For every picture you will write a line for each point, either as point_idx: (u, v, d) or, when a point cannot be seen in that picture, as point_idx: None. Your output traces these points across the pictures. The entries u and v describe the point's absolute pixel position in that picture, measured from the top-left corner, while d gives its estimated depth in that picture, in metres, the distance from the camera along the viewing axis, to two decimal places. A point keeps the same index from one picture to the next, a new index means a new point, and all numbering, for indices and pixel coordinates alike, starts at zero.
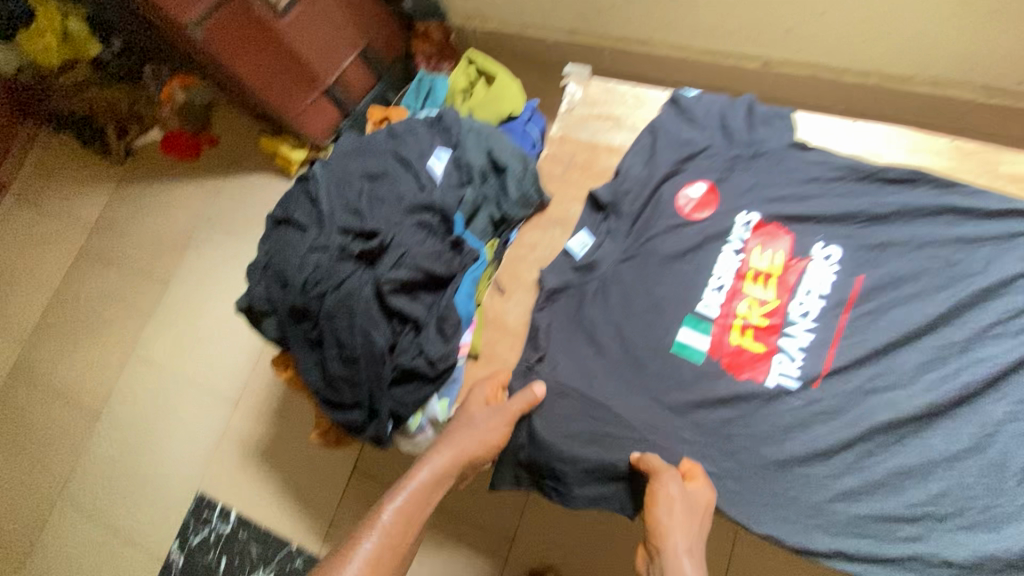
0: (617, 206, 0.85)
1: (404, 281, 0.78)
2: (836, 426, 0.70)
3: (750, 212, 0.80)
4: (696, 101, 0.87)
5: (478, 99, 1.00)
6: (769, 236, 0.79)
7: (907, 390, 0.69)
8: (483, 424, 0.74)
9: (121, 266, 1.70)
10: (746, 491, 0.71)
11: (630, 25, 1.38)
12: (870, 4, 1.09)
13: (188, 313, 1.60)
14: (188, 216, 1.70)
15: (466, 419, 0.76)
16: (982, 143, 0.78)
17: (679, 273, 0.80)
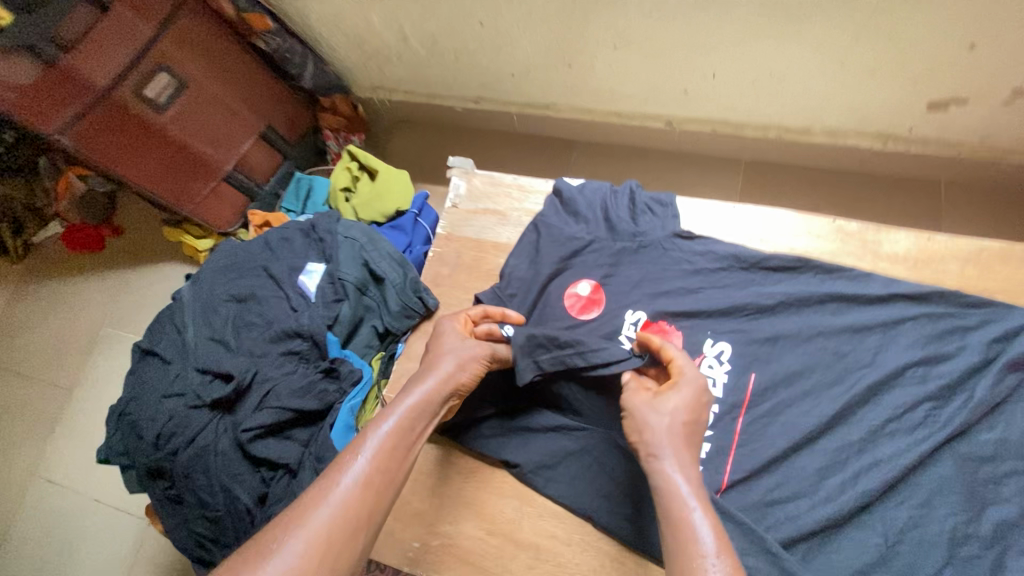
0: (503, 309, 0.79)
1: (268, 425, 0.72)
2: (745, 548, 0.62)
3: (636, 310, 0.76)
4: (579, 191, 0.84)
5: (361, 196, 0.95)
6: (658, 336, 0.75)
7: (809, 499, 0.65)
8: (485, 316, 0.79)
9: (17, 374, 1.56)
10: None
11: (531, 91, 1.36)
12: (756, 66, 1.09)
13: (95, 421, 1.48)
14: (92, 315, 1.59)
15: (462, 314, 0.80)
16: (862, 223, 0.76)
17: None
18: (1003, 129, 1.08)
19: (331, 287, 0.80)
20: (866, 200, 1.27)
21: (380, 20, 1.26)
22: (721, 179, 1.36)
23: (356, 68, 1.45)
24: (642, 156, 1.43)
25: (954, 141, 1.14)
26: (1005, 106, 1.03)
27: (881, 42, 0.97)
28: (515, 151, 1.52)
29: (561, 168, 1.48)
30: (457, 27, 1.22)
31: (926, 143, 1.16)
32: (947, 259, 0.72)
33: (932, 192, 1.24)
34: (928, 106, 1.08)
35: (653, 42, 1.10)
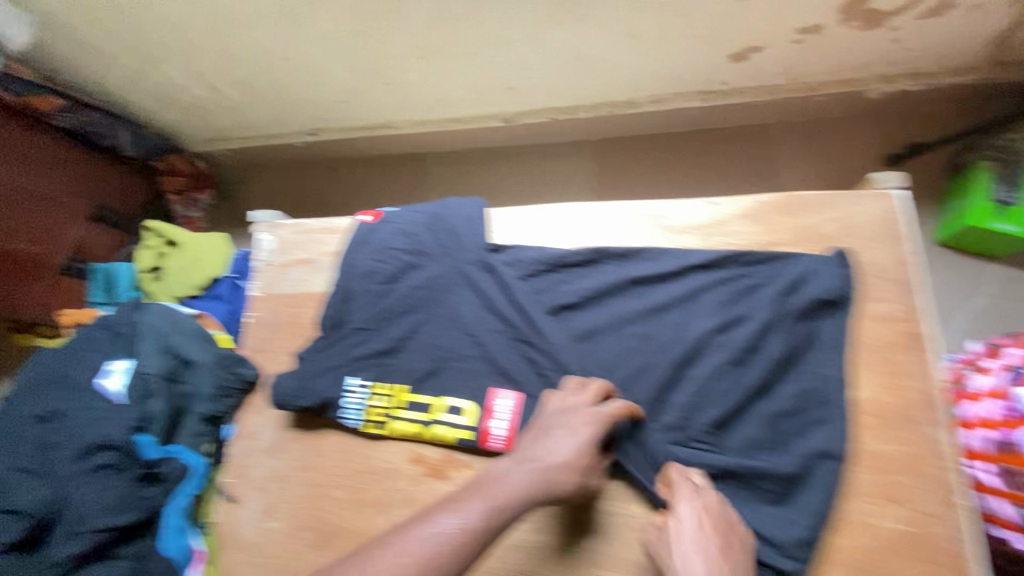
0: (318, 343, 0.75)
1: (84, 553, 0.67)
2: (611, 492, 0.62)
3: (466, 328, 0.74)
4: (404, 211, 0.81)
5: (170, 273, 0.90)
6: (494, 403, 0.71)
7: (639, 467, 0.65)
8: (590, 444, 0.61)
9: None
10: None
11: (363, 114, 1.31)
12: (561, 50, 1.09)
13: None
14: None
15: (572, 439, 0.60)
16: (653, 200, 0.76)
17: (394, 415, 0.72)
18: (804, 66, 1.11)
19: (137, 384, 0.75)
20: (709, 155, 1.30)
21: (180, 74, 1.18)
22: (571, 164, 1.37)
23: (180, 126, 1.37)
24: (494, 155, 1.41)
25: (768, 86, 1.17)
26: (798, 45, 1.05)
27: (664, 9, 0.98)
28: (370, 175, 1.48)
29: (418, 183, 1.44)
30: (262, 67, 1.16)
31: (745, 93, 1.19)
32: (731, 220, 0.73)
33: (764, 135, 1.28)
34: (731, 58, 1.10)
35: (456, 46, 1.08)
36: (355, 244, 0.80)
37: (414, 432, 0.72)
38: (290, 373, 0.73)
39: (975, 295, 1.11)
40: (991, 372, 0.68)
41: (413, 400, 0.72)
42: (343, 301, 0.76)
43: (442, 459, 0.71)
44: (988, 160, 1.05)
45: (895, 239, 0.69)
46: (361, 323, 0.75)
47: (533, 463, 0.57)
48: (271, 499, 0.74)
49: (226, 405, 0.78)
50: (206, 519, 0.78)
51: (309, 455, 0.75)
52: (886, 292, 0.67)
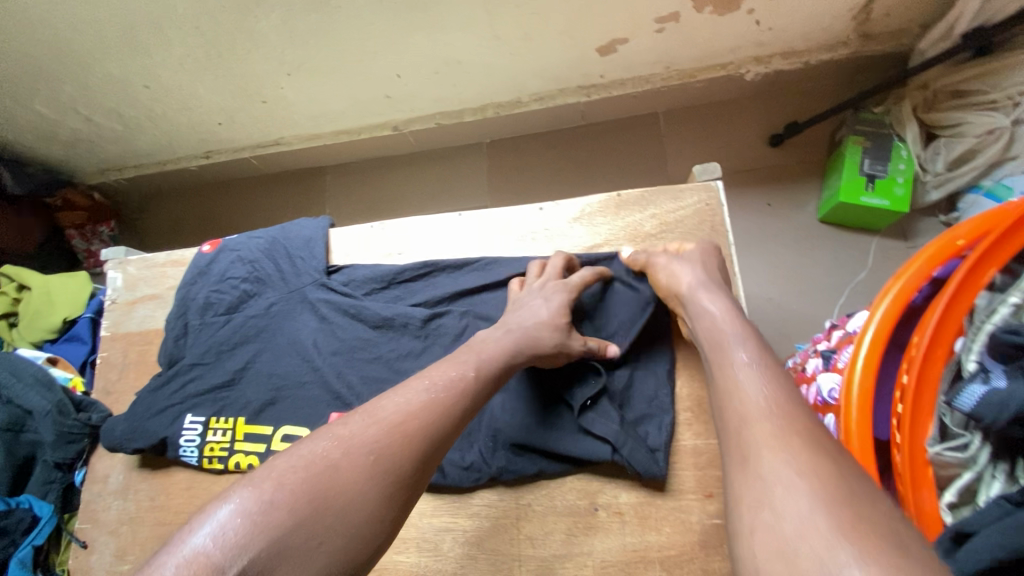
0: (162, 378, 0.74)
1: None
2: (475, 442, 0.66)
3: (307, 350, 0.73)
4: (245, 239, 0.80)
5: (24, 317, 0.88)
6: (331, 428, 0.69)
7: (478, 470, 0.65)
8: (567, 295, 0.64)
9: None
10: None
11: (250, 133, 1.29)
12: (428, 56, 1.07)
13: None
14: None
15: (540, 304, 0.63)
16: (484, 210, 0.77)
17: (231, 445, 0.71)
18: (676, 54, 1.10)
19: None
20: (602, 148, 1.29)
21: (49, 109, 1.16)
22: (468, 167, 1.36)
23: (68, 159, 1.35)
24: (392, 164, 1.40)
25: (646, 75, 1.16)
26: (662, 33, 1.04)
27: (515, 10, 0.96)
28: (271, 192, 1.46)
29: (319, 197, 1.43)
30: (129, 95, 1.14)
31: (624, 84, 1.19)
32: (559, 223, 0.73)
33: (653, 124, 1.27)
34: (600, 52, 1.09)
35: (320, 61, 1.06)
36: (194, 277, 0.79)
37: (252, 464, 0.69)
38: (125, 416, 0.73)
39: (862, 270, 1.12)
40: (819, 356, 0.68)
41: (252, 431, 0.71)
42: (182, 336, 0.76)
43: None
44: (858, 135, 1.06)
45: (713, 230, 0.68)
46: (198, 357, 0.74)
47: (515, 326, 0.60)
48: (120, 542, 0.73)
49: (73, 451, 0.77)
50: (62, 568, 0.76)
51: (157, 494, 0.75)
52: None
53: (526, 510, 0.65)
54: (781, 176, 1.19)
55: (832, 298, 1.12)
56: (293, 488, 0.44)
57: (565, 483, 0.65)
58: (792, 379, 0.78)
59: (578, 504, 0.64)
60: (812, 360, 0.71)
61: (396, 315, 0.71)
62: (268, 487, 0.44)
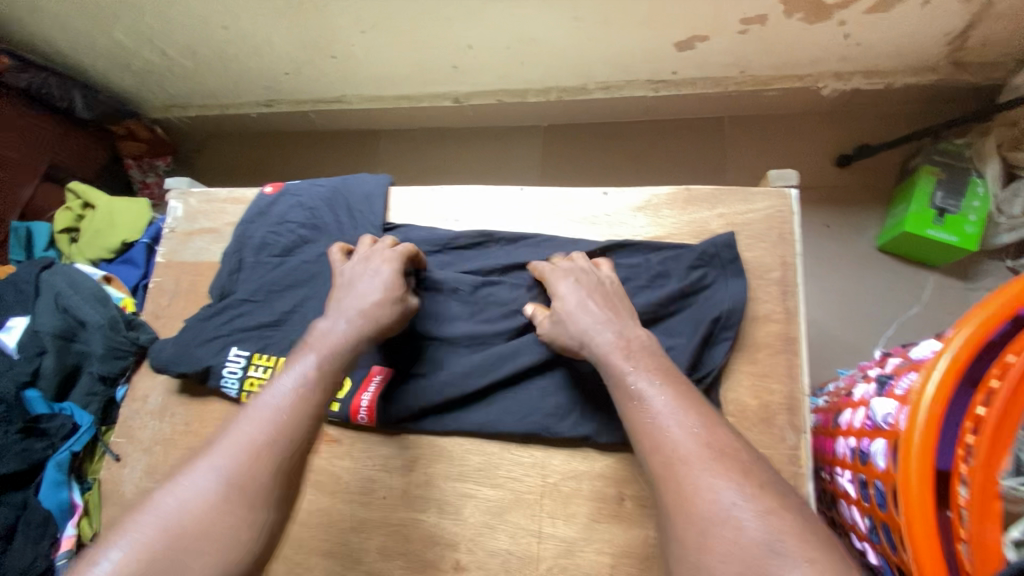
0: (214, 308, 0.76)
1: None
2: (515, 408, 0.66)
3: None
4: (305, 186, 0.82)
5: (85, 234, 0.91)
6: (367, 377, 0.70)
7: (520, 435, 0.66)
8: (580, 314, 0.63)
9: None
10: None
11: (313, 87, 1.30)
12: (503, 30, 1.06)
13: None
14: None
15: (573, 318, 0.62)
16: (547, 188, 0.76)
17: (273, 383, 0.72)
18: (754, 58, 1.07)
19: (31, 341, 0.77)
20: (660, 147, 1.27)
21: (128, 38, 1.18)
22: (522, 148, 1.35)
23: (136, 90, 1.38)
24: (447, 136, 1.39)
25: (719, 77, 1.14)
26: (743, 35, 1.01)
27: None
28: (324, 149, 1.47)
29: (370, 160, 1.43)
30: (205, 34, 1.15)
31: (694, 84, 1.16)
32: (621, 210, 0.72)
33: (717, 129, 1.25)
34: (677, 47, 1.07)
35: (395, 22, 1.06)
36: (253, 216, 0.80)
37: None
38: (178, 338, 0.75)
39: (914, 305, 1.09)
40: (871, 381, 0.67)
41: (292, 372, 0.72)
42: (234, 270, 0.78)
43: None
44: (932, 165, 1.02)
45: (782, 238, 0.67)
46: (251, 293, 0.76)
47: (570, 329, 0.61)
48: (152, 461, 0.76)
49: (120, 366, 0.79)
50: (93, 477, 0.78)
51: (192, 419, 0.77)
52: (764, 292, 0.65)
53: (552, 489, 0.64)
54: (843, 198, 1.16)
55: (879, 331, 1.08)
56: (184, 507, 0.47)
57: (595, 469, 0.64)
58: (834, 402, 0.76)
59: (606, 491, 0.63)
60: (862, 385, 0.69)
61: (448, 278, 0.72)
62: (128, 547, 0.45)
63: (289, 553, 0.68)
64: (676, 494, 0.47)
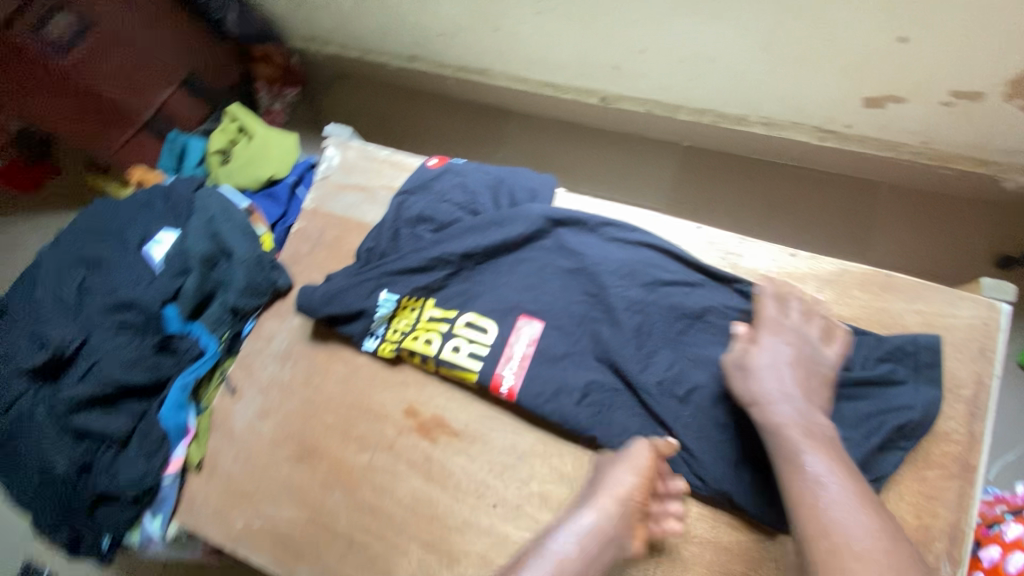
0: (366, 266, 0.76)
1: (87, 398, 0.71)
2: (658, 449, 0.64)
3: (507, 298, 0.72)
4: (470, 168, 0.80)
5: (236, 160, 0.91)
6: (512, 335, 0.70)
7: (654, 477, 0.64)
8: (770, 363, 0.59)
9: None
10: None
11: (461, 53, 1.26)
12: (685, 42, 1.00)
13: None
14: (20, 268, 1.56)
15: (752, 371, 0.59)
16: (725, 232, 0.71)
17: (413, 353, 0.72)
18: (945, 132, 0.99)
19: (176, 259, 0.77)
20: (804, 198, 1.20)
21: None
22: (656, 164, 1.29)
23: (285, 15, 1.36)
24: (579, 133, 1.34)
25: (896, 142, 1.06)
26: (946, 108, 0.93)
27: (809, 31, 0.88)
28: (450, 116, 1.44)
29: (494, 140, 1.40)
30: None
31: (865, 142, 1.08)
32: (806, 277, 0.67)
33: (870, 194, 1.17)
34: (865, 102, 0.99)
35: (575, 10, 1.01)
36: (416, 188, 0.79)
37: (428, 338, 0.71)
38: (325, 285, 0.75)
39: None
40: None
41: (434, 309, 0.72)
42: (391, 236, 0.77)
43: (433, 419, 0.72)
44: None
45: (982, 354, 0.61)
46: (403, 259, 0.74)
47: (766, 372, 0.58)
48: (267, 405, 0.76)
49: (254, 302, 0.79)
50: (207, 403, 0.79)
51: (313, 373, 0.77)
52: (949, 407, 0.60)
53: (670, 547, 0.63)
54: None
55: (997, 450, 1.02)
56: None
57: (720, 539, 0.62)
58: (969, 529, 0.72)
59: (727, 564, 0.61)
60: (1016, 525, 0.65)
61: (612, 297, 0.70)
62: None
63: (389, 534, 0.68)
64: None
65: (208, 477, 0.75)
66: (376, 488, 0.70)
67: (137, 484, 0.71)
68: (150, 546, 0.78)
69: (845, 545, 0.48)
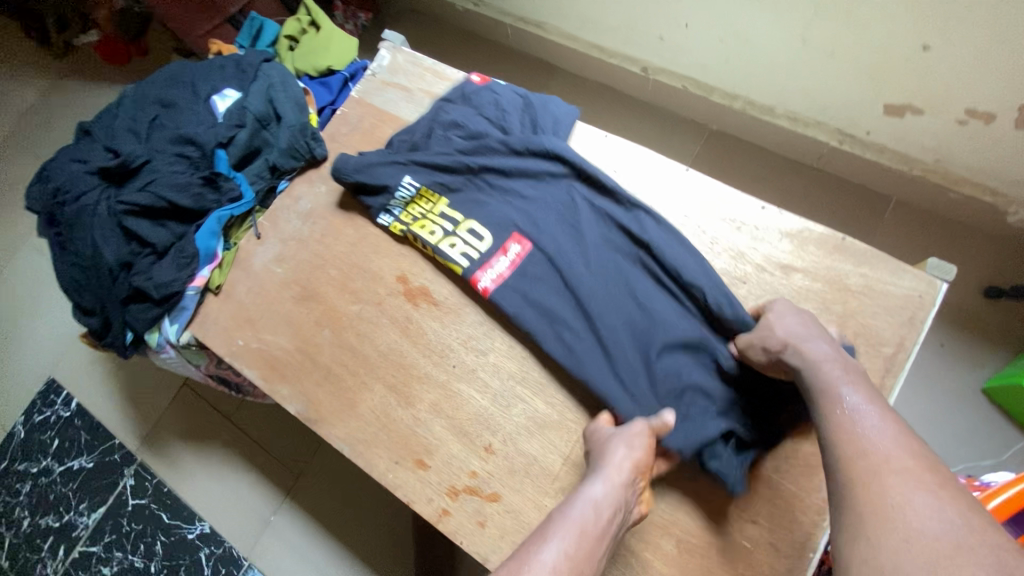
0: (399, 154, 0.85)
1: (140, 207, 0.83)
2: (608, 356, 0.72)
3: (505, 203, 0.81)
4: (501, 88, 0.89)
5: (301, 47, 1.02)
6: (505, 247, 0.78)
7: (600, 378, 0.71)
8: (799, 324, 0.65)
9: (23, 152, 1.73)
10: (403, 447, 0.75)
11: (524, 3, 1.35)
12: (727, 22, 1.06)
13: None
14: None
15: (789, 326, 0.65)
16: (711, 179, 0.78)
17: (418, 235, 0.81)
18: (958, 153, 1.03)
19: (236, 112, 0.90)
20: (814, 199, 1.25)
21: None
22: (682, 141, 1.35)
23: None
24: (617, 100, 1.41)
25: (911, 156, 1.10)
26: (961, 126, 0.98)
27: (840, 27, 0.94)
28: (501, 63, 1.52)
29: (537, 92, 1.48)
30: None
31: (882, 152, 1.12)
32: (770, 228, 0.74)
33: (878, 206, 1.21)
34: (887, 109, 1.03)
35: None
36: (457, 100, 0.88)
37: (431, 229, 0.81)
38: (364, 163, 0.83)
39: (987, 458, 1.05)
40: None
41: (444, 207, 0.81)
42: (426, 135, 0.86)
43: (419, 289, 0.82)
44: None
45: (910, 322, 0.68)
46: (433, 155, 0.83)
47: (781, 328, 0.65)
48: (285, 252, 0.88)
49: (292, 164, 0.91)
50: (234, 241, 0.91)
51: (327, 233, 0.88)
52: (867, 360, 0.67)
53: None
54: (972, 326, 1.11)
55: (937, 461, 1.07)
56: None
57: None
58: None
59: None
60: None
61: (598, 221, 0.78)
62: None
63: (362, 372, 0.80)
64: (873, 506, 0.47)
65: (223, 299, 0.88)
66: (359, 335, 0.82)
67: (163, 288, 0.83)
68: (165, 352, 0.92)
69: (877, 464, 0.50)
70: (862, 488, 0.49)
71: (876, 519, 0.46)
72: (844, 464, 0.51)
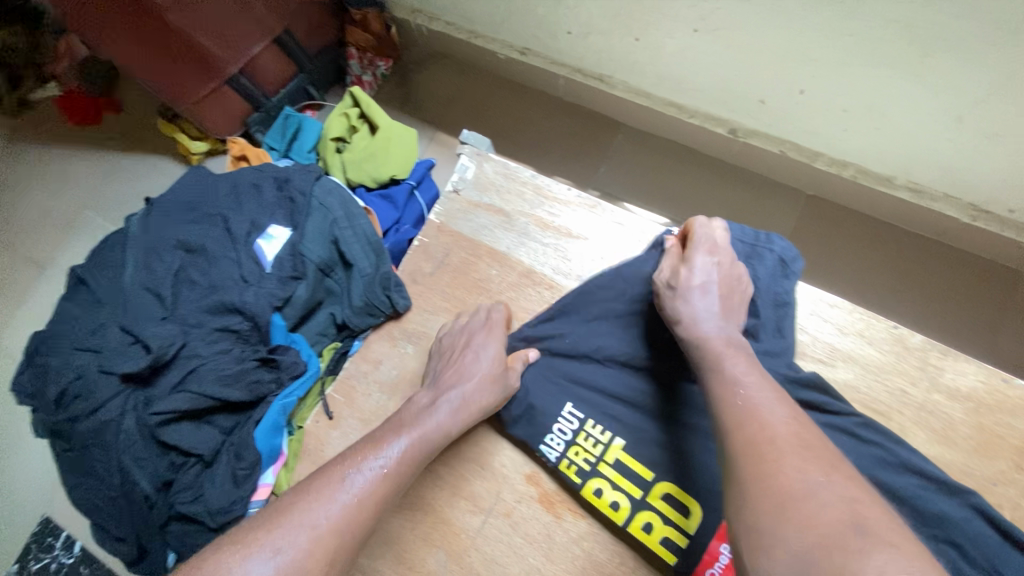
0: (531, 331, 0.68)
1: (179, 412, 0.63)
2: None
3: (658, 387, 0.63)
4: (631, 217, 0.73)
5: (354, 151, 0.82)
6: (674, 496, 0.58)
7: None
8: (709, 271, 0.60)
9: None
10: None
11: (586, 56, 1.15)
12: (858, 90, 0.89)
13: (46, 304, 1.36)
14: (62, 202, 1.44)
15: (685, 276, 0.60)
16: (929, 338, 0.62)
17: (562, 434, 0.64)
18: None
19: (290, 261, 0.69)
20: (931, 275, 1.10)
21: None
22: (774, 208, 1.19)
23: None
24: (693, 162, 1.24)
25: None
26: None
27: (1015, 105, 0.79)
28: (551, 119, 1.33)
29: (597, 152, 1.29)
30: None
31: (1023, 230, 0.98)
32: (1020, 410, 0.58)
33: (1008, 285, 1.07)
34: None
35: (741, 34, 0.90)
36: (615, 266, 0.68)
37: (616, 503, 0.60)
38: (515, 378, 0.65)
39: None
40: None
41: (630, 467, 0.61)
42: (586, 321, 0.67)
43: (557, 493, 0.64)
44: None
45: None
46: (613, 373, 0.65)
47: (687, 283, 0.59)
48: None
49: (368, 321, 0.71)
50: (300, 424, 0.69)
51: None
52: None
53: None
54: None
55: None
56: None
57: None
58: None
59: None
60: None
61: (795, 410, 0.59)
62: None
63: None
64: (751, 473, 0.42)
65: None
66: (484, 559, 0.62)
67: (218, 517, 0.62)
68: None
69: (762, 434, 0.44)
70: (741, 462, 0.43)
71: (755, 505, 0.40)
72: (738, 442, 0.44)
